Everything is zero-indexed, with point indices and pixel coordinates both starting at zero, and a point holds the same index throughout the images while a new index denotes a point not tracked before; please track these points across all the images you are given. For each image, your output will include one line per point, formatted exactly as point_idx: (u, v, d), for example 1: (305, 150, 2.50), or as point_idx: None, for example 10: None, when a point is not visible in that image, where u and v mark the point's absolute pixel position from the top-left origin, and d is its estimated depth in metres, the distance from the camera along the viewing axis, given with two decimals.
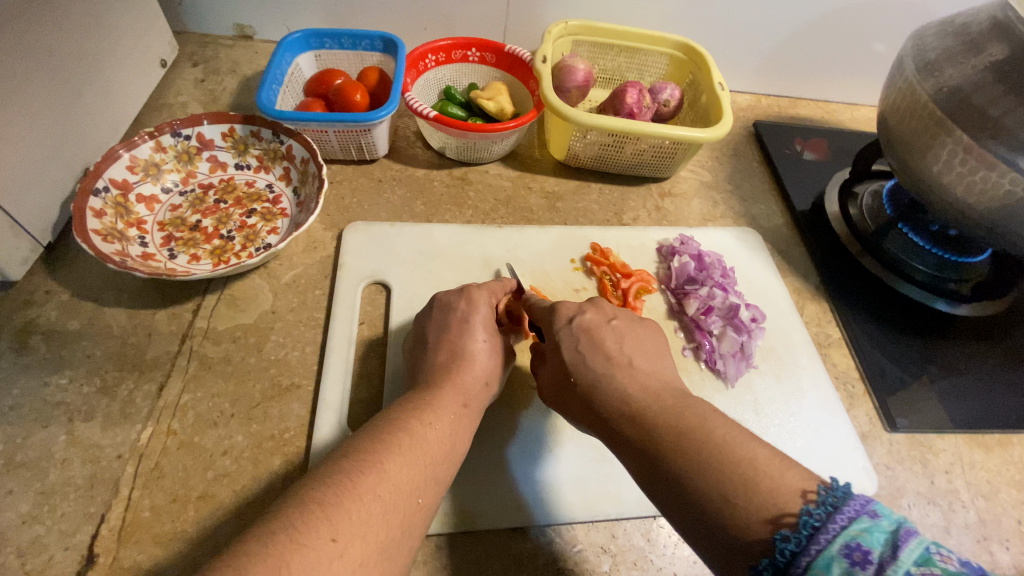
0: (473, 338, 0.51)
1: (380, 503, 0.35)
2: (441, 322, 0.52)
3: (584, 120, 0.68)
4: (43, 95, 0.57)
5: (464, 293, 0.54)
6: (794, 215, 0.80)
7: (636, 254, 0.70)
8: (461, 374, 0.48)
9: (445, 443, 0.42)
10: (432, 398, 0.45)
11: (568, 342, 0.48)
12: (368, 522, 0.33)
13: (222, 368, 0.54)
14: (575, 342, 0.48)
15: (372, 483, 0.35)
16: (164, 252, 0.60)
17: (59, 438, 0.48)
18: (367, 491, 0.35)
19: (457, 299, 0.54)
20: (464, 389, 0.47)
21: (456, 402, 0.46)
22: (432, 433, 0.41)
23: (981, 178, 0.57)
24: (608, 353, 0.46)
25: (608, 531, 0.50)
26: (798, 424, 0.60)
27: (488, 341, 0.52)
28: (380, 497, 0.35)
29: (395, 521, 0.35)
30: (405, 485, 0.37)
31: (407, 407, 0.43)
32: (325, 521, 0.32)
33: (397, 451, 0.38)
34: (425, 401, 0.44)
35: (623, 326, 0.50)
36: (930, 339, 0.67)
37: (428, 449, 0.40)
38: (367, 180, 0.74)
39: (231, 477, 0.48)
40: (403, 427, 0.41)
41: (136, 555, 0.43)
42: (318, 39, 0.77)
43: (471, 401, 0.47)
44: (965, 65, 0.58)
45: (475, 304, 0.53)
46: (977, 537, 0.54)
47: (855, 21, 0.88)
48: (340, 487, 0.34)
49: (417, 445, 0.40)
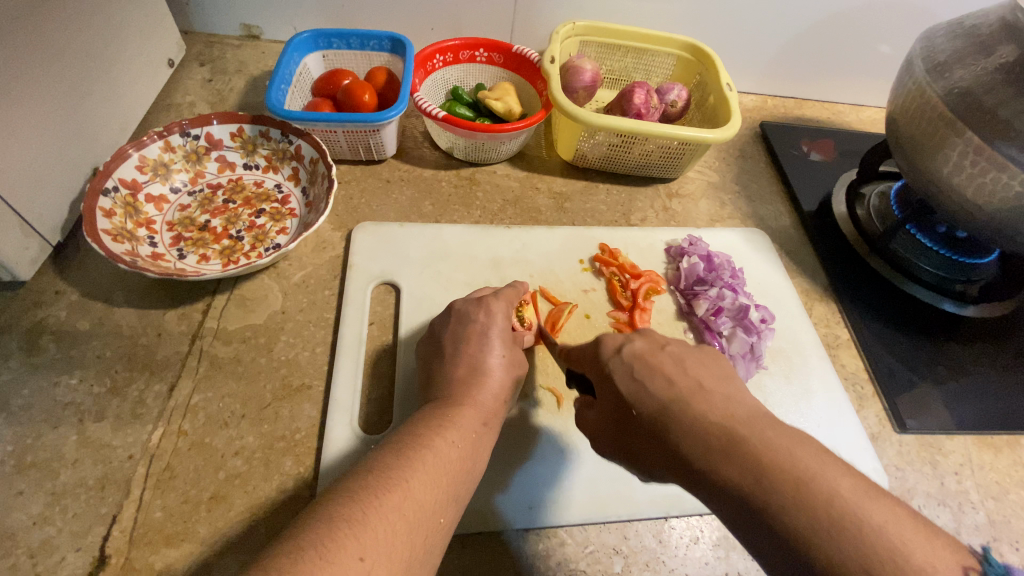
0: (491, 353, 0.51)
1: (405, 521, 0.35)
2: (460, 333, 0.52)
3: (592, 121, 0.68)
4: (50, 95, 0.56)
5: (482, 303, 0.54)
6: (801, 216, 0.80)
7: (644, 255, 0.70)
8: (479, 391, 0.48)
9: (466, 461, 0.42)
10: (453, 414, 0.45)
11: (621, 370, 0.44)
12: (393, 541, 0.33)
13: (233, 368, 0.54)
14: (631, 368, 0.43)
15: (397, 501, 0.35)
16: (173, 252, 0.60)
17: (70, 438, 0.48)
18: (393, 509, 0.35)
19: (475, 309, 0.54)
20: (484, 407, 0.47)
21: (476, 420, 0.45)
22: (453, 452, 0.41)
23: (992, 179, 0.56)
24: (658, 364, 0.44)
25: (620, 532, 0.50)
26: (807, 425, 0.60)
27: (505, 356, 0.52)
28: (405, 515, 0.35)
29: (418, 539, 0.35)
30: (427, 503, 0.37)
31: (427, 422, 0.43)
32: (352, 538, 0.32)
33: (420, 469, 0.38)
34: (445, 418, 0.44)
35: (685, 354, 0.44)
36: (939, 340, 0.67)
37: (449, 468, 0.40)
38: (376, 180, 0.74)
39: (242, 478, 0.48)
40: (426, 443, 0.41)
41: (148, 556, 0.43)
42: (326, 39, 0.77)
43: (490, 420, 0.47)
44: (975, 67, 0.58)
45: (494, 315, 0.53)
46: (988, 539, 0.54)
47: (862, 22, 0.88)
48: (365, 504, 0.34)
49: (438, 464, 0.39)
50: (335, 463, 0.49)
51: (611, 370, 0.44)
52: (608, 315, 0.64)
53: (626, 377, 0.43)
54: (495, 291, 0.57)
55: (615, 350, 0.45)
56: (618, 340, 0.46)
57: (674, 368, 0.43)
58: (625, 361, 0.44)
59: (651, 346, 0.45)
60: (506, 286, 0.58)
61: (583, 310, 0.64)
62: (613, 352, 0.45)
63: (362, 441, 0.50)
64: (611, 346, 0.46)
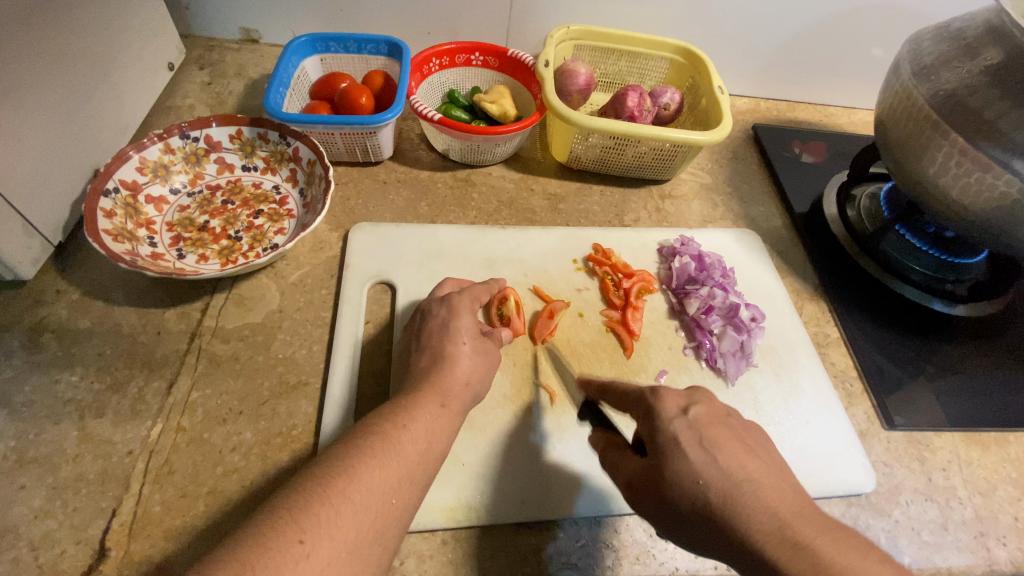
0: (454, 342, 0.51)
1: (349, 504, 0.36)
2: (422, 331, 0.54)
3: (586, 123, 0.69)
4: (52, 98, 0.57)
5: (444, 300, 0.55)
6: (792, 217, 0.81)
7: (637, 255, 0.71)
8: (441, 379, 0.48)
9: (421, 443, 0.42)
10: (410, 401, 0.45)
11: (686, 436, 0.40)
12: (336, 524, 0.34)
13: (231, 366, 0.55)
14: (698, 437, 0.40)
15: (343, 487, 0.36)
16: (173, 252, 0.61)
17: (71, 434, 0.49)
18: (337, 494, 0.36)
19: (437, 305, 0.55)
20: (445, 390, 0.47)
21: (433, 402, 0.46)
22: (406, 436, 0.42)
23: (977, 179, 0.58)
24: None
25: (611, 526, 0.51)
26: (797, 422, 0.61)
27: (471, 344, 0.52)
28: (350, 499, 0.36)
29: (366, 522, 0.36)
30: (377, 486, 0.37)
31: (383, 411, 0.44)
32: (293, 524, 0.33)
33: (368, 455, 0.39)
34: (398, 406, 0.44)
35: (741, 428, 0.43)
36: (928, 339, 0.68)
37: (401, 451, 0.41)
38: (373, 182, 0.75)
39: (240, 472, 0.49)
40: (379, 430, 0.41)
41: (147, 549, 0.44)
42: (324, 43, 0.78)
43: (450, 401, 0.47)
44: (961, 69, 0.59)
45: (456, 310, 0.54)
46: (975, 533, 0.55)
47: (851, 27, 0.89)
48: (311, 491, 0.35)
49: (389, 448, 0.40)
50: None
51: (674, 432, 0.40)
52: (601, 314, 0.65)
53: (693, 445, 0.39)
54: (464, 289, 0.58)
55: (679, 412, 0.42)
56: (681, 401, 0.43)
57: (736, 444, 0.40)
58: (691, 426, 0.41)
59: (716, 414, 0.42)
60: (479, 284, 0.60)
61: (577, 309, 0.65)
62: (676, 413, 0.42)
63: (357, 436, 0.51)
64: (674, 406, 0.42)
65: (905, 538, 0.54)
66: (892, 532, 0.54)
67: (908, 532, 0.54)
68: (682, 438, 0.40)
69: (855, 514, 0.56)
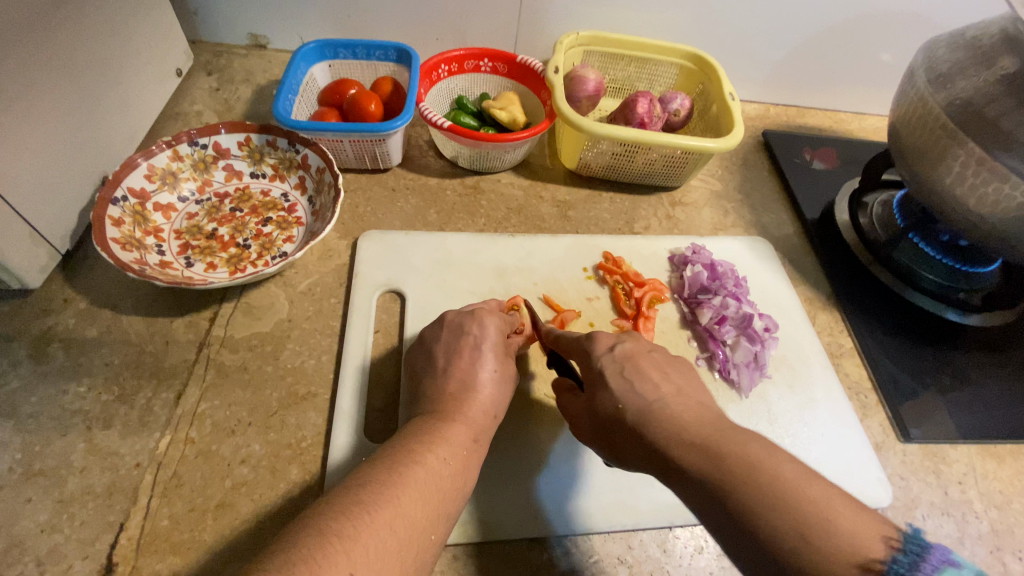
0: (481, 368, 0.50)
1: (394, 538, 0.35)
2: (452, 345, 0.52)
3: (597, 130, 0.68)
4: (59, 104, 0.57)
5: (476, 316, 0.54)
6: (804, 224, 0.80)
7: (648, 263, 0.71)
8: (468, 407, 0.47)
9: (456, 479, 0.42)
10: (444, 429, 0.44)
11: (610, 368, 0.47)
12: (382, 558, 0.34)
13: (239, 376, 0.55)
14: (620, 368, 0.47)
15: (389, 517, 0.36)
16: (181, 260, 0.61)
17: (78, 446, 0.49)
18: (384, 525, 0.35)
19: (468, 322, 0.53)
20: (474, 423, 0.47)
21: (467, 436, 0.45)
22: (445, 469, 0.41)
23: (994, 189, 0.57)
24: (660, 384, 0.45)
25: (625, 541, 0.50)
26: (812, 435, 0.60)
27: (498, 371, 0.51)
28: (395, 533, 0.35)
29: (407, 556, 0.35)
30: (419, 521, 0.37)
31: (416, 436, 0.43)
32: (343, 554, 0.32)
33: (413, 486, 0.38)
34: (437, 433, 0.44)
35: (664, 359, 0.49)
36: (942, 349, 0.67)
37: (440, 485, 0.40)
38: (381, 189, 0.74)
39: (249, 486, 0.48)
40: (417, 458, 0.41)
41: (155, 564, 0.44)
42: (333, 49, 0.77)
43: (481, 435, 0.47)
44: (977, 78, 0.58)
45: (487, 329, 0.53)
46: (991, 548, 0.54)
47: (862, 32, 0.89)
48: (357, 519, 0.35)
49: (430, 480, 0.40)
50: (339, 470, 0.49)
51: (602, 366, 0.47)
52: (612, 323, 0.64)
53: (617, 374, 0.46)
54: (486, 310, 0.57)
55: (607, 349, 0.49)
56: (609, 340, 0.50)
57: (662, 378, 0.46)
58: (616, 360, 0.48)
59: (640, 349, 0.49)
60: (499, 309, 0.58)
61: (587, 319, 0.64)
62: (604, 350, 0.49)
63: (365, 449, 0.51)
64: (603, 344, 0.49)
65: None
66: None
67: None
68: (607, 370, 0.47)
69: None
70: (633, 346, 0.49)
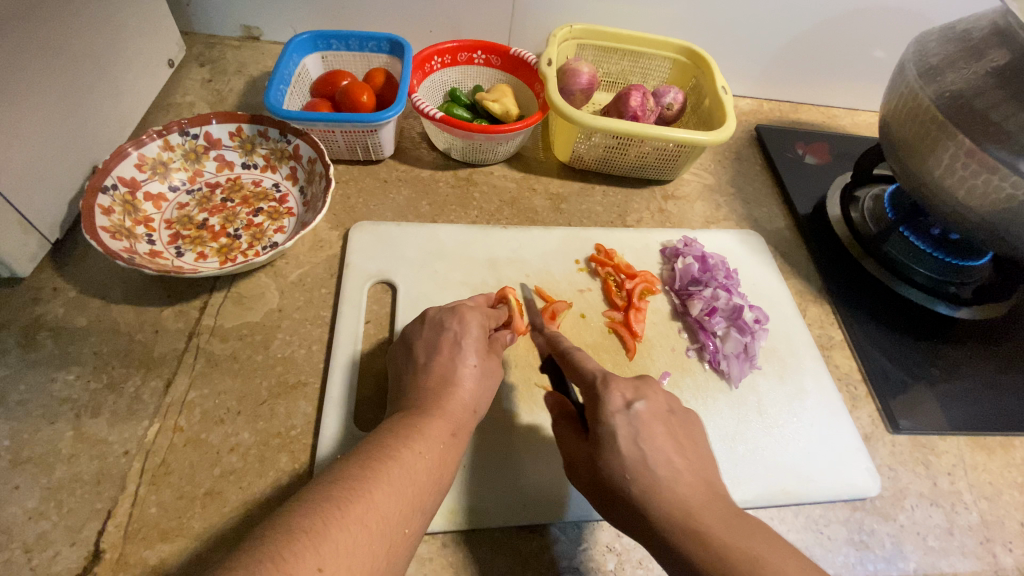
0: (462, 362, 0.50)
1: (367, 532, 0.35)
2: (432, 341, 0.52)
3: (588, 122, 0.68)
4: (48, 96, 0.56)
5: (457, 312, 0.54)
6: (796, 218, 0.80)
7: (640, 255, 0.71)
8: (449, 401, 0.47)
9: (433, 473, 0.42)
10: (421, 424, 0.44)
11: (625, 430, 0.43)
12: (353, 553, 0.34)
13: (229, 365, 0.55)
14: (635, 431, 0.43)
15: (360, 512, 0.36)
16: (172, 250, 0.61)
17: (66, 434, 0.48)
18: (355, 520, 0.35)
19: (449, 318, 0.53)
20: (453, 417, 0.47)
21: (445, 430, 0.45)
22: (421, 464, 0.41)
23: (983, 181, 0.57)
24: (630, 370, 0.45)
25: (613, 529, 0.50)
26: (802, 426, 0.60)
27: (479, 366, 0.51)
28: (367, 528, 0.35)
29: (379, 551, 0.35)
30: (393, 516, 0.37)
31: (394, 432, 0.43)
32: (312, 550, 0.32)
33: (385, 482, 0.38)
34: (414, 428, 0.44)
35: (680, 424, 0.46)
36: (932, 342, 0.67)
37: (416, 479, 0.40)
38: (374, 181, 0.74)
39: (238, 474, 0.48)
40: (392, 453, 0.41)
41: (143, 551, 0.43)
42: (326, 40, 0.77)
43: (460, 429, 0.47)
44: (967, 70, 0.58)
45: (468, 325, 0.53)
46: (980, 539, 0.54)
47: (854, 29, 0.89)
48: (328, 515, 0.35)
49: (404, 475, 0.40)
50: (328, 459, 0.49)
51: (614, 426, 0.44)
52: (603, 315, 0.64)
53: (629, 440, 0.43)
54: (475, 304, 0.57)
55: (622, 405, 0.45)
56: (627, 394, 0.46)
57: None
58: (631, 421, 0.44)
59: (657, 410, 0.46)
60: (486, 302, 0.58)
61: (579, 310, 0.64)
62: (620, 407, 0.45)
63: (354, 438, 0.51)
64: (619, 401, 0.45)
65: (911, 544, 0.53)
66: (898, 537, 0.54)
67: (913, 537, 0.54)
68: (621, 432, 0.43)
69: (860, 518, 0.55)
70: (650, 406, 0.46)
